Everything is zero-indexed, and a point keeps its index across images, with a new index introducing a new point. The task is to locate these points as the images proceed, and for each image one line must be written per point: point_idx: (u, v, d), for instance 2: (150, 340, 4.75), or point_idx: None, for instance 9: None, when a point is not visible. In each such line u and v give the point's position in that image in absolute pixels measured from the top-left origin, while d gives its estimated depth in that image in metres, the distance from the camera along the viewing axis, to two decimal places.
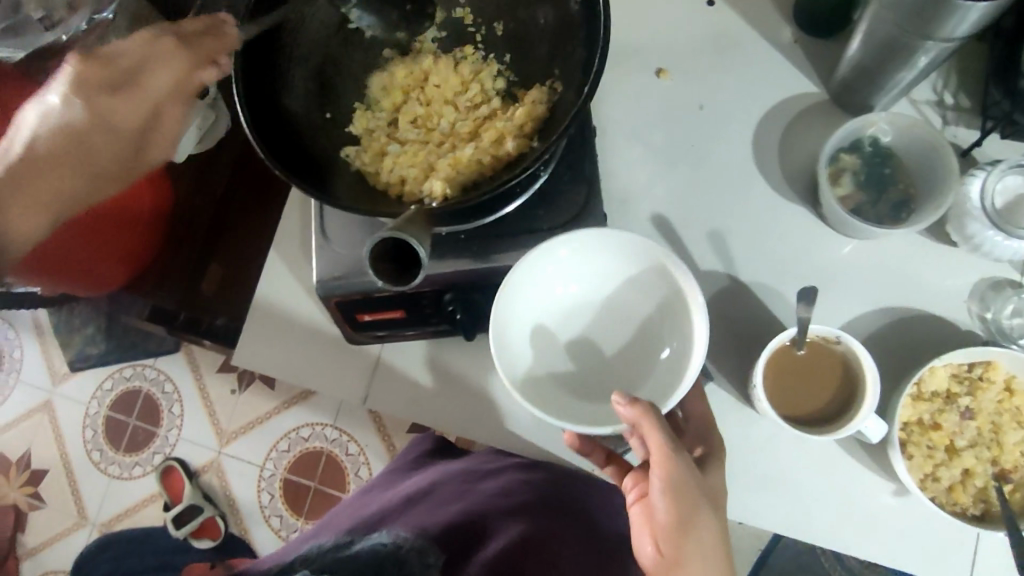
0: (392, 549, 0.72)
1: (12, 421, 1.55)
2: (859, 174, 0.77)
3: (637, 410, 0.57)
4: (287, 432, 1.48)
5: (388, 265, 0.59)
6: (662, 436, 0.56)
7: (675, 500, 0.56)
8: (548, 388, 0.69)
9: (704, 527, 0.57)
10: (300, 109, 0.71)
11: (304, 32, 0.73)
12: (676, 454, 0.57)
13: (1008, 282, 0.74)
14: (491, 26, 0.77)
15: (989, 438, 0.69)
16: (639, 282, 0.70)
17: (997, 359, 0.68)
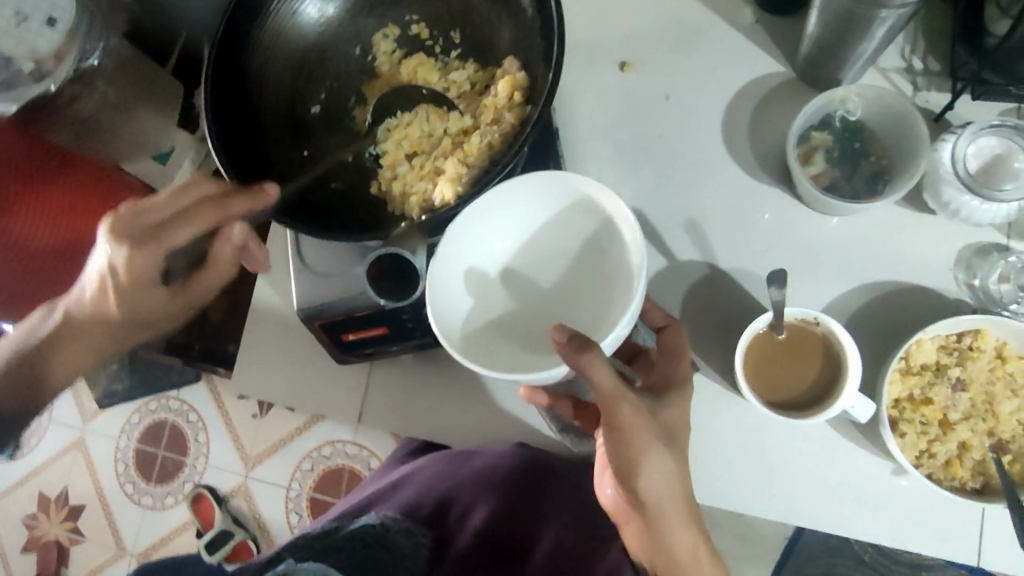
0: (380, 532, 0.80)
1: (47, 460, 1.59)
2: (832, 151, 0.75)
3: (572, 349, 0.52)
4: (309, 452, 1.49)
5: (386, 284, 0.66)
6: (602, 378, 0.52)
7: (628, 446, 0.54)
8: (497, 348, 0.64)
9: (658, 468, 0.56)
10: (279, 152, 0.73)
11: (267, 77, 0.74)
12: (619, 392, 0.53)
13: (994, 246, 0.73)
14: (448, 36, 0.76)
15: (983, 408, 0.68)
16: (567, 216, 0.65)
17: (986, 327, 0.67)
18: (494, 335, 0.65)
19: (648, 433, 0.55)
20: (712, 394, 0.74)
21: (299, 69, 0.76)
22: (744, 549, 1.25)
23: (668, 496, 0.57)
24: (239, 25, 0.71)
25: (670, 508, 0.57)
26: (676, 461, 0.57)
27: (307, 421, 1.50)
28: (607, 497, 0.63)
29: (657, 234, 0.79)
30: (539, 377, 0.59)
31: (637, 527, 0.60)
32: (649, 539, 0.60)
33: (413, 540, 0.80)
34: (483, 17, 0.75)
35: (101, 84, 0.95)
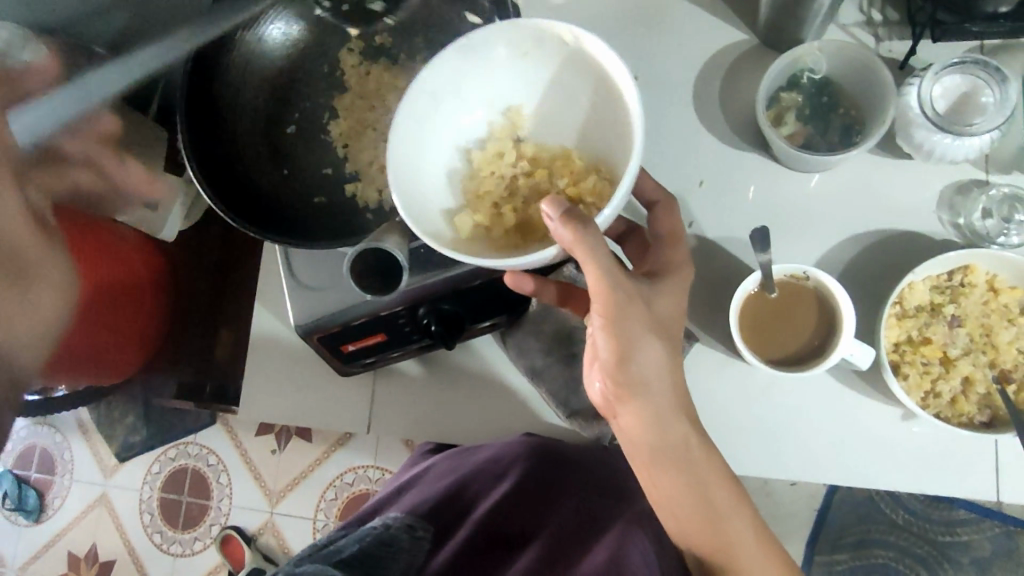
0: (382, 530, 0.76)
1: (73, 520, 1.59)
2: (803, 109, 0.76)
3: (572, 230, 0.48)
4: (332, 479, 1.49)
5: (374, 280, 0.62)
6: (594, 262, 0.49)
7: (619, 338, 0.55)
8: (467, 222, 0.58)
9: (647, 357, 0.57)
10: (260, 174, 0.74)
11: (238, 106, 0.75)
12: (613, 276, 0.52)
13: (974, 182, 0.73)
14: (410, 41, 0.78)
15: (983, 342, 0.69)
16: (555, 81, 0.60)
17: (974, 262, 0.67)
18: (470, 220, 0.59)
19: (640, 321, 0.55)
20: (713, 364, 0.75)
21: (269, 93, 0.77)
22: (774, 525, 1.24)
23: (653, 376, 0.58)
24: (208, 56, 0.72)
25: (659, 398, 0.60)
26: (667, 351, 0.58)
27: (330, 445, 1.50)
28: (594, 391, 0.62)
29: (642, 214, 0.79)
30: (520, 264, 0.53)
31: (620, 424, 0.62)
32: (636, 439, 0.62)
33: (414, 536, 0.76)
34: (445, 19, 0.76)
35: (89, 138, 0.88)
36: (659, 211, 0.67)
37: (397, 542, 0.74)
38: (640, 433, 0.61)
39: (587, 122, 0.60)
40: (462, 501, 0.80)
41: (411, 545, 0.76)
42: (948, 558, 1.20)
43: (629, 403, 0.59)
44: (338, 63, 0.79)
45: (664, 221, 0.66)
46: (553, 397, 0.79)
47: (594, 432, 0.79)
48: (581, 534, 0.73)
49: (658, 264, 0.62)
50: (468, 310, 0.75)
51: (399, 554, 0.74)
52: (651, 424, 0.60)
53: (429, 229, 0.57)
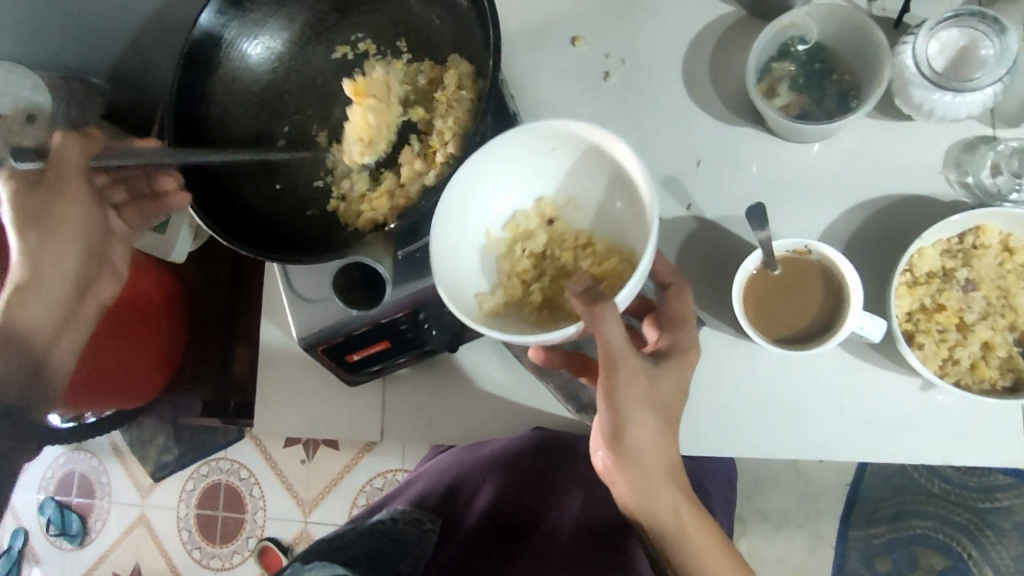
0: (389, 523, 0.75)
1: (116, 541, 1.63)
2: (796, 78, 0.74)
3: (586, 305, 0.54)
4: (360, 486, 1.50)
5: (358, 293, 0.69)
6: (612, 331, 0.54)
7: (619, 407, 0.57)
8: (501, 307, 0.63)
9: (643, 425, 0.59)
10: (250, 190, 0.74)
11: (228, 125, 0.75)
12: (621, 347, 0.55)
13: (981, 139, 0.70)
14: (394, 46, 0.76)
15: (1000, 304, 0.66)
16: (581, 171, 0.64)
17: (986, 222, 0.65)
18: (504, 302, 0.63)
19: (640, 395, 0.58)
20: (719, 346, 0.73)
21: (256, 110, 0.76)
22: (808, 504, 1.22)
23: (650, 450, 0.59)
24: (193, 77, 0.72)
25: (655, 469, 0.60)
26: (662, 422, 0.59)
27: (356, 452, 1.51)
28: (598, 460, 0.62)
29: None
30: (544, 340, 0.56)
31: (618, 491, 0.61)
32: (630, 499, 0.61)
33: (421, 528, 0.76)
34: (424, 21, 0.75)
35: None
36: (672, 294, 0.65)
37: (406, 536, 0.74)
38: (634, 496, 0.60)
39: (604, 210, 0.65)
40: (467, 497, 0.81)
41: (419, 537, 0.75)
42: (989, 524, 1.17)
43: (628, 473, 0.59)
44: (326, 73, 0.77)
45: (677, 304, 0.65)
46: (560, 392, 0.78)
47: None
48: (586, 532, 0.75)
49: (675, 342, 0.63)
50: None
51: (408, 547, 0.73)
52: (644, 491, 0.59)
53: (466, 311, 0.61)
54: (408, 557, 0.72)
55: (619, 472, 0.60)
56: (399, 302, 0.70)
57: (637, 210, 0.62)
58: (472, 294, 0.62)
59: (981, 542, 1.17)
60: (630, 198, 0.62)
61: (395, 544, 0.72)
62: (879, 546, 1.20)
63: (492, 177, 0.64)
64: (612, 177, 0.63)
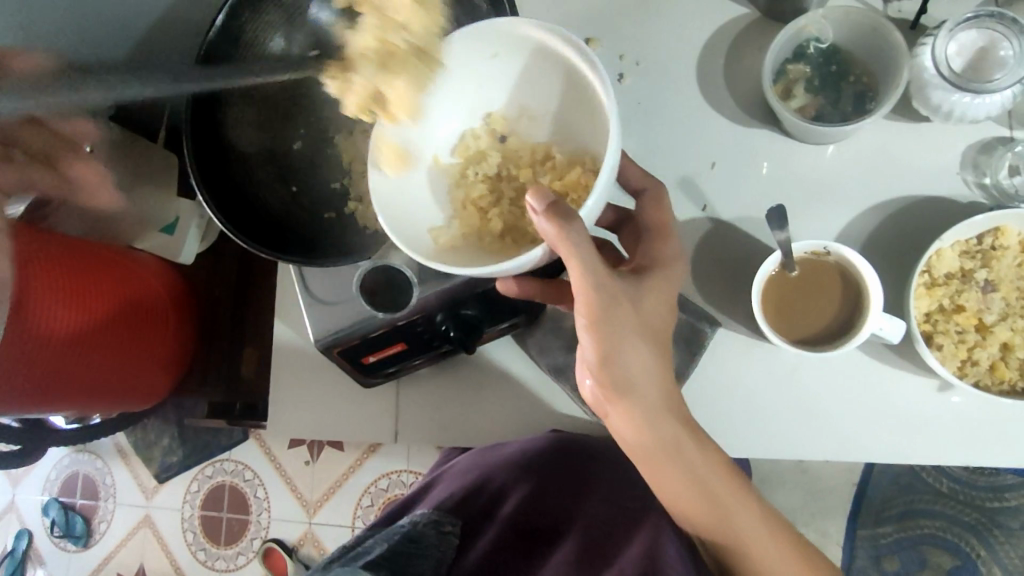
0: (408, 526, 0.74)
1: (120, 542, 1.62)
2: (813, 80, 0.74)
3: (553, 222, 0.48)
4: (367, 487, 1.50)
5: (382, 296, 0.68)
6: (581, 257, 0.49)
7: (603, 341, 0.53)
8: (463, 242, 0.61)
9: (633, 357, 0.55)
10: (269, 195, 0.74)
11: (245, 128, 0.75)
12: (596, 272, 0.51)
13: (998, 139, 0.70)
14: None
15: (1019, 305, 0.66)
16: (529, 77, 0.62)
17: (1005, 223, 0.65)
18: (462, 235, 0.61)
19: (626, 321, 0.54)
20: (735, 347, 0.73)
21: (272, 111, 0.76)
22: (816, 504, 1.22)
23: (645, 381, 0.56)
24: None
25: (648, 398, 0.57)
26: (655, 352, 0.56)
27: (363, 453, 1.51)
28: (585, 388, 0.59)
29: None
30: (511, 268, 0.53)
31: (612, 424, 0.60)
32: (633, 439, 0.60)
33: (441, 531, 0.75)
34: None
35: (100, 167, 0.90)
36: (649, 201, 0.65)
37: (426, 538, 0.72)
38: (637, 434, 0.59)
39: (561, 118, 0.62)
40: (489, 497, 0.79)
41: (439, 540, 0.74)
42: (998, 524, 1.17)
43: (620, 404, 0.57)
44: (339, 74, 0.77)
45: (656, 212, 0.65)
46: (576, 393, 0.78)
47: None
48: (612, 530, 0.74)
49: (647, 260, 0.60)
50: (484, 312, 0.74)
51: (430, 550, 0.71)
52: (643, 425, 0.58)
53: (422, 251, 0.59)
54: (430, 562, 0.70)
55: (613, 404, 0.57)
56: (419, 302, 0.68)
57: (591, 106, 0.59)
58: (427, 230, 0.60)
59: (989, 541, 1.17)
60: (585, 101, 0.59)
61: (417, 546, 0.71)
62: (887, 546, 1.20)
63: (433, 97, 0.62)
64: (565, 76, 0.60)
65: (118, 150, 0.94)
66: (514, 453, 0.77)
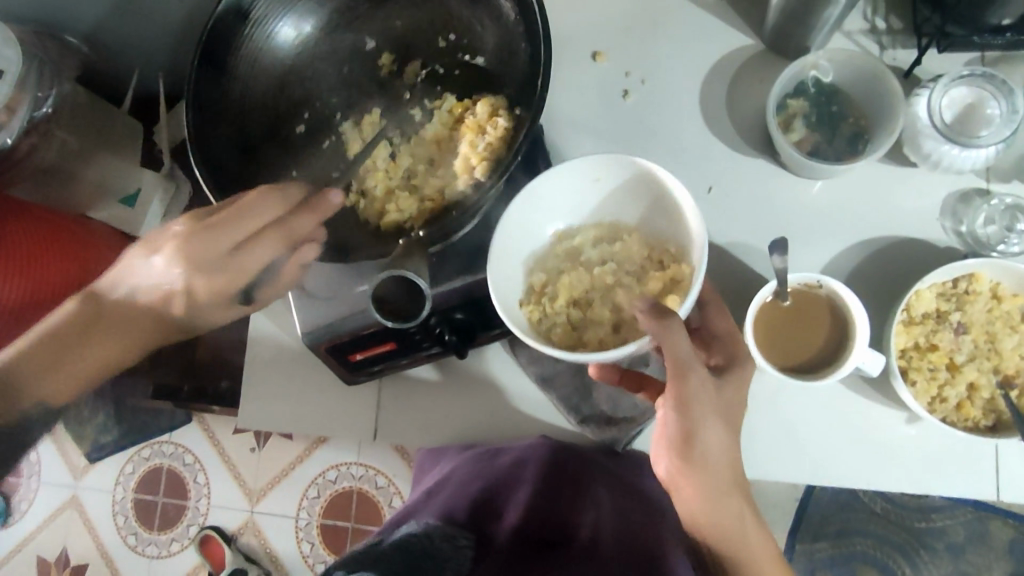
0: (423, 541, 0.73)
1: (43, 522, 1.54)
2: (810, 116, 0.77)
3: (655, 318, 0.56)
4: (314, 479, 1.47)
5: (392, 307, 0.66)
6: (683, 348, 0.55)
7: (692, 422, 0.57)
8: (564, 340, 0.65)
9: (714, 440, 0.59)
10: (267, 172, 0.72)
11: (252, 104, 0.73)
12: (689, 361, 0.56)
13: (976, 190, 0.75)
14: (434, 47, 0.76)
15: (986, 348, 0.70)
16: (627, 194, 0.67)
17: (980, 270, 0.69)
18: (562, 335, 0.65)
19: (707, 403, 0.57)
20: None
21: (281, 93, 0.75)
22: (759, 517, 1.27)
23: (714, 455, 0.59)
24: (216, 52, 0.69)
25: (712, 474, 0.59)
26: (729, 433, 0.59)
27: (311, 444, 1.47)
28: (658, 469, 0.61)
29: None
30: (604, 356, 0.58)
31: (679, 498, 0.61)
32: (698, 514, 0.61)
33: (454, 544, 0.75)
34: (466, 25, 0.74)
35: (59, 131, 0.94)
36: (713, 310, 0.67)
37: (441, 552, 0.72)
38: (707, 510, 0.61)
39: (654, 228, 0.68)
40: (492, 506, 0.80)
41: (453, 553, 0.74)
42: (924, 543, 1.24)
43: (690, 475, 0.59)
44: (351, 61, 0.77)
45: (721, 319, 0.66)
46: (563, 402, 0.78)
47: (607, 437, 0.78)
48: (621, 536, 0.74)
49: (729, 355, 0.63)
50: (479, 317, 0.74)
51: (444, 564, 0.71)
52: (710, 498, 0.60)
53: (523, 326, 0.64)
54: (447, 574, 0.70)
55: (687, 482, 0.60)
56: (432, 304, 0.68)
57: (681, 226, 0.65)
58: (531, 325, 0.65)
59: (915, 559, 1.24)
60: (669, 210, 0.65)
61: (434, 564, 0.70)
62: (822, 559, 1.26)
63: (539, 211, 0.68)
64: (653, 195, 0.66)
65: (79, 116, 0.97)
66: (513, 462, 0.77)
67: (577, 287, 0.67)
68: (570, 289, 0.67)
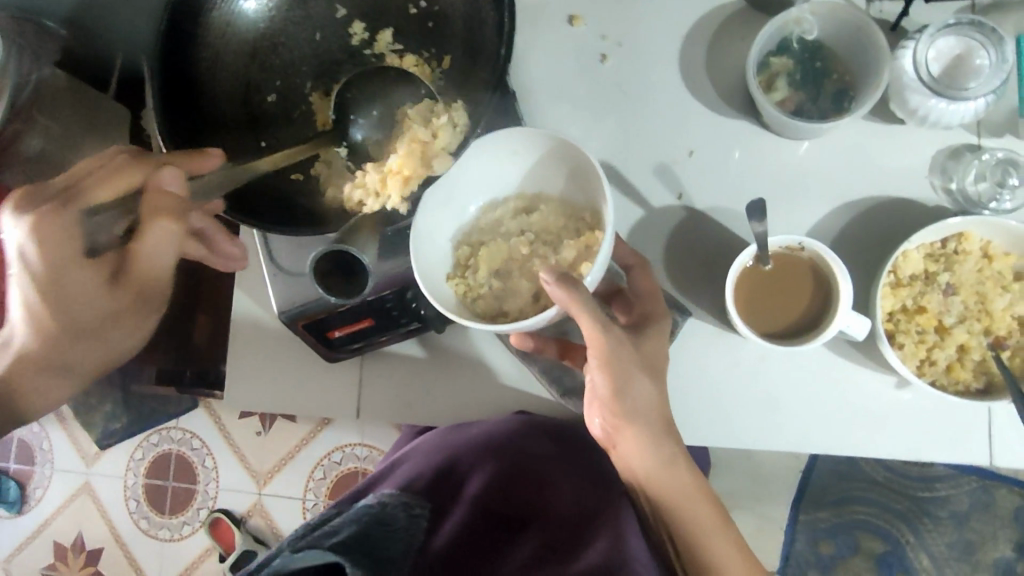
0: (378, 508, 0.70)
1: (57, 509, 1.56)
2: (794, 75, 0.74)
3: (562, 288, 0.56)
4: (320, 459, 1.46)
5: (336, 278, 0.67)
6: (589, 312, 0.57)
7: (613, 376, 0.61)
8: (487, 311, 0.66)
9: (640, 391, 0.63)
10: (234, 147, 0.69)
11: (218, 70, 0.68)
12: (602, 326, 0.59)
13: (966, 146, 0.72)
14: (405, 13, 0.71)
15: (976, 309, 0.68)
16: (546, 165, 0.67)
17: (969, 229, 0.67)
18: (484, 307, 0.67)
19: (630, 361, 0.61)
20: (706, 335, 0.74)
21: (251, 58, 0.70)
22: (759, 489, 1.26)
23: (644, 408, 0.64)
24: (180, 18, 0.65)
25: (646, 424, 0.65)
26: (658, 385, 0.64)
27: (317, 425, 1.46)
28: (595, 426, 0.68)
29: (628, 187, 0.77)
30: (522, 326, 0.61)
31: (620, 452, 0.67)
32: (636, 462, 0.67)
33: (410, 513, 0.72)
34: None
35: (41, 117, 0.85)
36: (637, 275, 0.69)
37: (394, 520, 0.69)
38: (641, 459, 0.66)
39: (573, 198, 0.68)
40: (454, 480, 0.77)
41: (408, 523, 0.71)
42: (928, 512, 1.23)
43: (621, 426, 0.65)
44: (323, 26, 0.71)
45: (644, 281, 0.69)
46: (544, 374, 0.76)
47: None
48: (579, 516, 0.71)
49: (644, 314, 0.67)
50: None
51: (395, 533, 0.67)
52: (647, 448, 0.65)
53: (448, 304, 0.65)
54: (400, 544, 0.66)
55: (620, 431, 0.65)
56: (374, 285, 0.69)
57: (592, 192, 0.66)
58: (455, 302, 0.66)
59: (918, 528, 1.23)
60: (588, 180, 0.65)
61: (384, 528, 0.66)
62: (824, 530, 1.25)
63: (459, 187, 0.67)
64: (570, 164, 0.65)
65: (65, 100, 0.88)
66: (481, 434, 0.76)
67: (494, 261, 0.66)
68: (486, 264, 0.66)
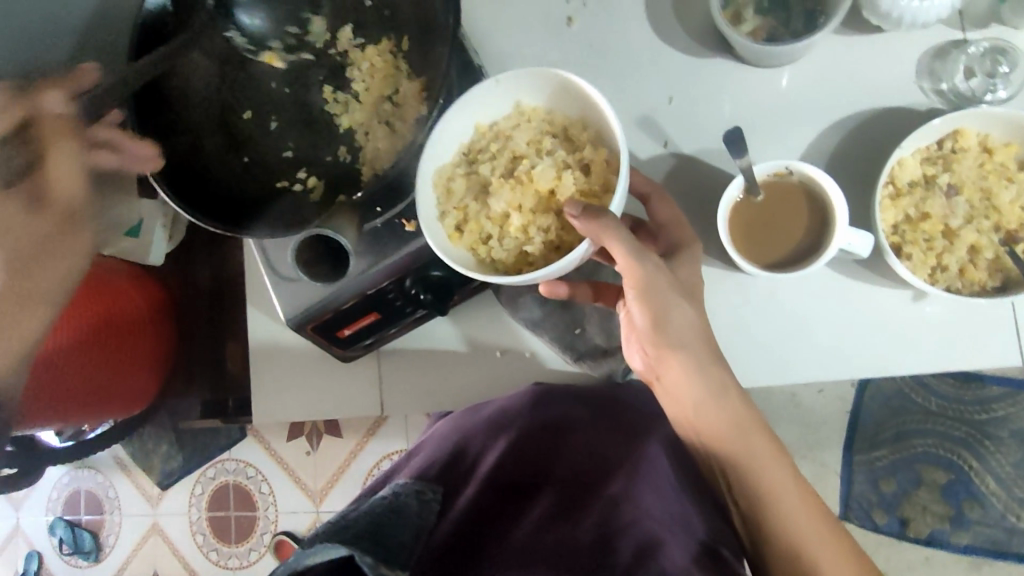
0: (390, 497, 0.67)
1: (130, 552, 1.60)
2: (761, 2, 0.72)
3: (589, 220, 0.57)
4: (371, 469, 1.45)
5: (325, 265, 0.70)
6: (618, 239, 0.57)
7: (650, 305, 0.62)
8: (508, 268, 0.66)
9: (678, 315, 0.63)
10: (216, 163, 0.69)
11: (192, 94, 0.69)
12: (635, 248, 0.59)
13: (951, 43, 0.70)
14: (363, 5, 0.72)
15: (983, 206, 0.66)
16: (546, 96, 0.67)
17: (963, 125, 0.65)
18: (501, 259, 0.66)
19: (666, 287, 0.62)
20: (711, 277, 0.73)
21: (223, 79, 0.71)
22: (813, 437, 1.22)
23: (686, 330, 0.64)
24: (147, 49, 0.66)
25: (692, 347, 0.64)
26: (694, 307, 0.64)
27: (361, 437, 1.45)
28: (636, 361, 0.70)
29: None
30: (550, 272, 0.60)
31: (666, 382, 0.67)
32: (681, 394, 0.66)
33: (422, 499, 0.68)
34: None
35: None
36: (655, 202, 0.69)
37: (407, 506, 0.66)
38: (686, 389, 0.66)
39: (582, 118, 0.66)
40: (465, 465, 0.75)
41: (422, 507, 0.67)
42: (988, 435, 1.18)
43: (666, 355, 0.65)
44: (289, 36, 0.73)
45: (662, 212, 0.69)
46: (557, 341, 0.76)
47: (605, 370, 0.79)
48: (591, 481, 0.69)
49: (672, 245, 0.68)
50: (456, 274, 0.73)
51: (409, 516, 0.64)
52: (693, 376, 0.65)
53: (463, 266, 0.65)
54: (413, 528, 0.63)
55: (663, 362, 0.66)
56: (372, 276, 0.69)
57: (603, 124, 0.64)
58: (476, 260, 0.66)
59: (981, 453, 1.18)
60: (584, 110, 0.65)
61: (395, 514, 0.63)
62: (882, 469, 1.21)
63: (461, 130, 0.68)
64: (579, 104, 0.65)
65: None
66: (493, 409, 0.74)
67: (511, 204, 0.65)
68: (497, 213, 0.65)
